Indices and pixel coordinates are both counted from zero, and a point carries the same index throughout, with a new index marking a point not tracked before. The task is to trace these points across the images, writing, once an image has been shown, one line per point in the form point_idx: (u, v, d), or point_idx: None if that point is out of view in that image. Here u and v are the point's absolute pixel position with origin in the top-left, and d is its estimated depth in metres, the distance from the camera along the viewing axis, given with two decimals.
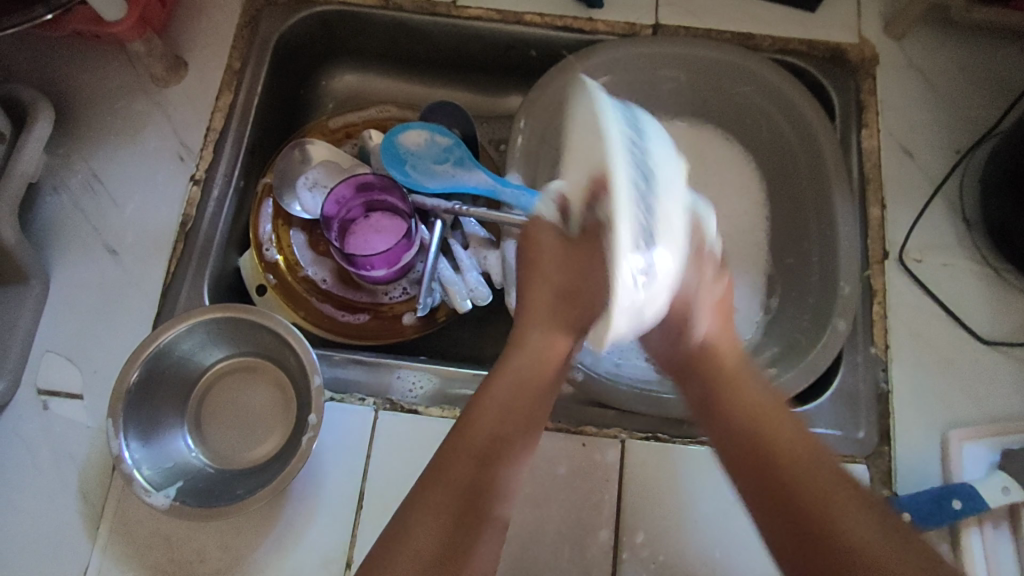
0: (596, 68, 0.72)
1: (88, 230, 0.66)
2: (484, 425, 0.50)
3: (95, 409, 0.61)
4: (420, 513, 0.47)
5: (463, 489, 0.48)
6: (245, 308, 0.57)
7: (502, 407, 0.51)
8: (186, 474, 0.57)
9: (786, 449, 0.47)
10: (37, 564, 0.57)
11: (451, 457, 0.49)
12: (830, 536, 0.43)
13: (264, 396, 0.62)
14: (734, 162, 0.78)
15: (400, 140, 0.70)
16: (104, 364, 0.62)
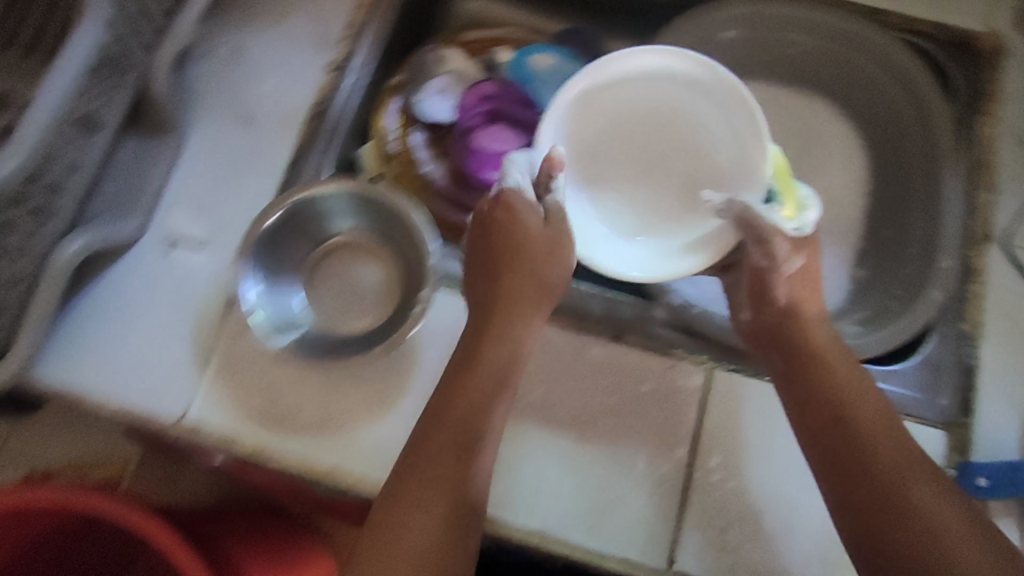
0: (727, 21, 0.74)
1: (227, 98, 0.69)
2: (454, 415, 0.53)
3: (216, 260, 0.64)
4: (405, 510, 0.49)
5: (436, 493, 0.50)
6: (382, 188, 0.61)
7: (463, 416, 0.53)
8: (296, 328, 0.61)
9: (860, 415, 0.54)
10: (147, 391, 0.61)
11: (418, 465, 0.51)
12: (914, 514, 0.49)
13: (373, 276, 0.66)
14: (841, 135, 0.79)
15: (530, 61, 0.71)
16: (229, 223, 0.66)
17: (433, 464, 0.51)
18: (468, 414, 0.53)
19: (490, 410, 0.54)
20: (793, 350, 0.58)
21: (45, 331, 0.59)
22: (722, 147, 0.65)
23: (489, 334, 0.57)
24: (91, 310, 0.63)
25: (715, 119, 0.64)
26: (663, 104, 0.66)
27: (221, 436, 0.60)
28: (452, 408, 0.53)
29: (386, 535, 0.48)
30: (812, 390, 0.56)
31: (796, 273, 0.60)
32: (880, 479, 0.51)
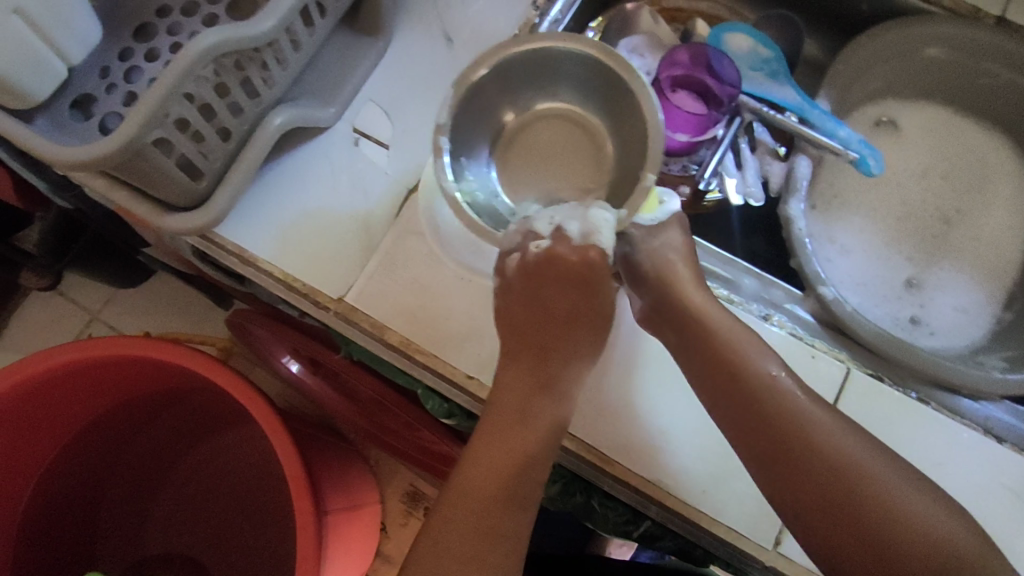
0: (926, 37, 0.74)
1: (433, 13, 0.72)
2: (499, 425, 0.59)
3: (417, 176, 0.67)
4: (464, 494, 0.58)
5: (492, 482, 0.58)
6: (614, 57, 0.58)
7: (517, 435, 0.58)
8: (491, 193, 0.64)
9: (820, 447, 0.54)
10: (311, 266, 0.64)
11: (479, 455, 0.59)
12: (884, 522, 0.53)
13: (578, 154, 0.67)
14: (1015, 177, 0.78)
15: (725, 40, 0.72)
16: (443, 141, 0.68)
17: (488, 457, 0.58)
18: (520, 414, 0.59)
19: (533, 414, 0.58)
20: (735, 367, 0.57)
21: (238, 188, 0.62)
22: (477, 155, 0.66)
23: (550, 355, 0.61)
24: (273, 181, 0.66)
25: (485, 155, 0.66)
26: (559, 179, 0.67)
27: (372, 324, 0.63)
28: (507, 406, 0.59)
29: (448, 512, 0.57)
30: (754, 410, 0.56)
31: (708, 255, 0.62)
32: (840, 503, 0.54)
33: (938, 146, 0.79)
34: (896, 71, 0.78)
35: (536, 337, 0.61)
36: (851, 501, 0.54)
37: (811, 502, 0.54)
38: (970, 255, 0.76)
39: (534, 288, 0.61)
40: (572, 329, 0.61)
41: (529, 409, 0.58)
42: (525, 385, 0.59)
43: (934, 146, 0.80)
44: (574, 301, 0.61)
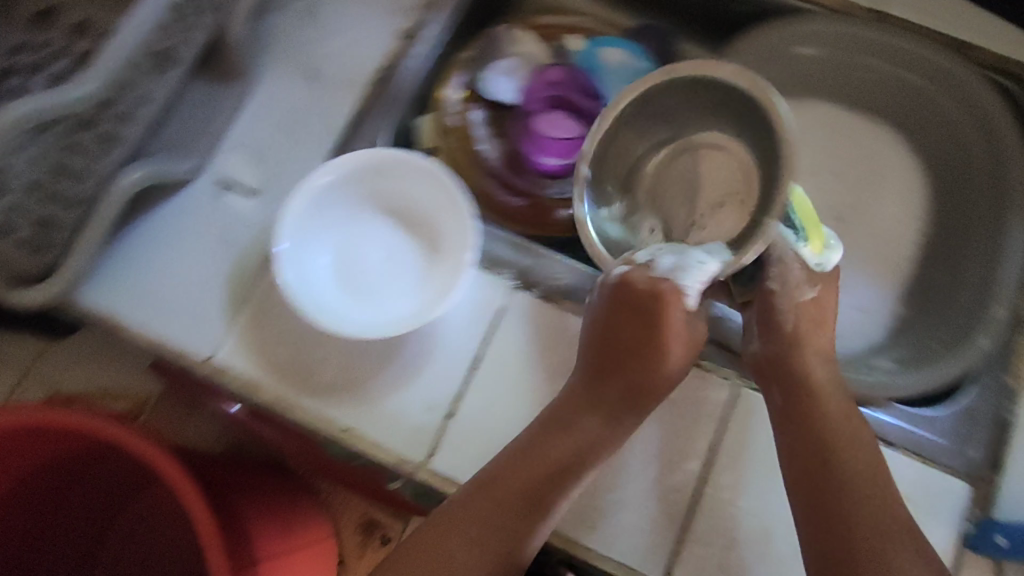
0: (806, 35, 0.73)
1: (296, 52, 0.70)
2: (531, 457, 0.58)
3: (287, 234, 0.60)
4: (467, 521, 0.56)
5: (504, 514, 0.57)
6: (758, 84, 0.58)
7: (546, 467, 0.57)
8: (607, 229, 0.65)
9: (837, 473, 0.56)
10: (181, 326, 0.62)
11: (497, 481, 0.57)
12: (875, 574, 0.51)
13: (716, 190, 0.68)
14: (906, 169, 0.77)
15: (598, 54, 0.71)
16: (331, 195, 0.63)
17: (507, 490, 0.57)
18: (559, 454, 0.58)
19: (576, 456, 0.58)
20: (800, 402, 0.59)
21: (93, 257, 0.60)
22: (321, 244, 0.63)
23: (606, 387, 0.60)
24: (137, 243, 0.64)
25: (323, 251, 0.63)
26: (428, 212, 0.64)
27: (245, 382, 0.61)
28: (560, 437, 0.58)
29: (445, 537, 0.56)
30: (800, 435, 0.57)
31: (806, 301, 0.63)
32: (843, 527, 0.54)
33: (828, 144, 0.79)
34: (781, 72, 0.76)
35: (615, 368, 0.60)
36: (856, 527, 0.53)
37: (813, 515, 0.55)
38: (864, 253, 0.75)
39: (618, 314, 0.60)
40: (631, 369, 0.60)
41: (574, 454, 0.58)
42: (578, 421, 0.59)
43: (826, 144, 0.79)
44: (649, 339, 0.60)
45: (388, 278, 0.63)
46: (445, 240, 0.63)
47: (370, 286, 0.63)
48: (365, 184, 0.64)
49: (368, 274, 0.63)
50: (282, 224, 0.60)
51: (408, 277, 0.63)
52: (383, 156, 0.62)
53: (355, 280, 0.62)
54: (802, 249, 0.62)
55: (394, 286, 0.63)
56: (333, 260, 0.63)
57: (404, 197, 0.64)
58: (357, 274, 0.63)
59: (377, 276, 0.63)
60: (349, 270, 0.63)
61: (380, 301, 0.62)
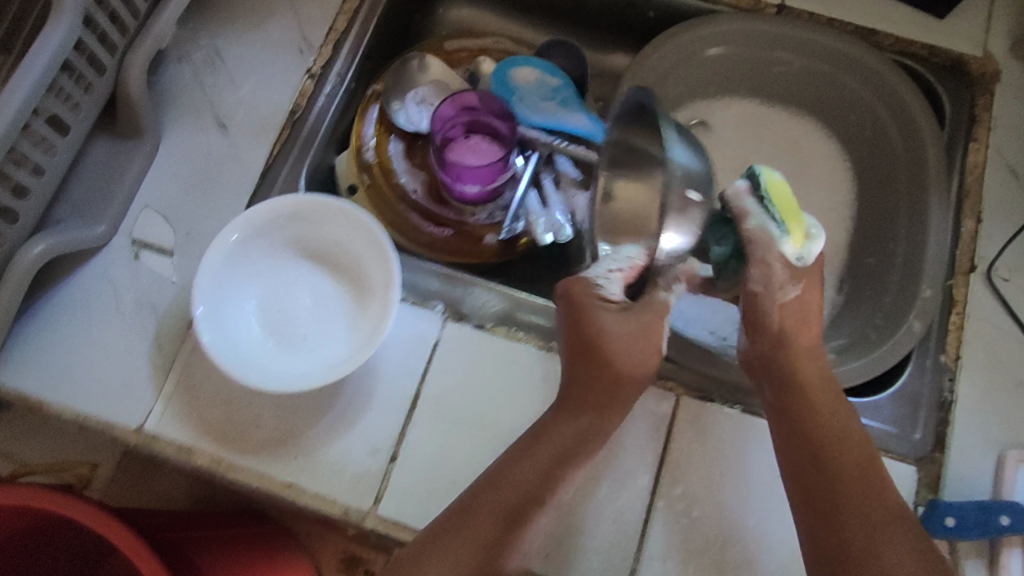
0: (711, 37, 0.73)
1: (203, 103, 0.69)
2: (508, 482, 0.52)
3: (202, 297, 0.58)
4: (439, 552, 0.50)
5: (478, 545, 0.51)
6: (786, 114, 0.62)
7: (525, 490, 0.52)
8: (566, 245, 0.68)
9: (843, 477, 0.52)
10: (106, 398, 0.60)
11: (474, 507, 0.52)
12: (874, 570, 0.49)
13: None
14: (828, 159, 0.78)
15: (511, 75, 0.70)
16: (244, 250, 0.61)
17: (486, 518, 0.51)
18: (541, 477, 0.53)
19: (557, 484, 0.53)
20: (788, 393, 0.55)
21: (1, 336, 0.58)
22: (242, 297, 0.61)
23: (584, 396, 0.55)
24: (51, 316, 0.62)
25: (246, 303, 0.61)
26: (347, 252, 0.63)
27: (178, 448, 0.59)
28: (536, 457, 0.53)
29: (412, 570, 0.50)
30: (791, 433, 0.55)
31: (791, 300, 0.56)
32: (840, 524, 0.51)
33: (750, 140, 0.79)
34: (694, 75, 0.77)
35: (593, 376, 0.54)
36: (853, 525, 0.50)
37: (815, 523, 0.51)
38: None
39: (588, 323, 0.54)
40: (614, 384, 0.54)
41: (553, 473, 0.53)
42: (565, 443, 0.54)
43: (749, 139, 0.79)
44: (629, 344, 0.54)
45: (315, 323, 0.62)
46: (368, 278, 0.62)
47: (297, 334, 0.62)
48: (280, 231, 0.62)
49: (293, 322, 0.62)
50: (199, 287, 0.57)
51: (336, 319, 0.62)
52: (290, 203, 0.61)
53: (281, 330, 0.61)
54: (785, 245, 0.55)
55: (321, 331, 0.62)
56: (257, 312, 0.61)
57: (320, 241, 0.63)
58: (282, 324, 0.62)
59: (303, 323, 0.62)
60: (275, 320, 0.62)
61: (314, 347, 0.61)
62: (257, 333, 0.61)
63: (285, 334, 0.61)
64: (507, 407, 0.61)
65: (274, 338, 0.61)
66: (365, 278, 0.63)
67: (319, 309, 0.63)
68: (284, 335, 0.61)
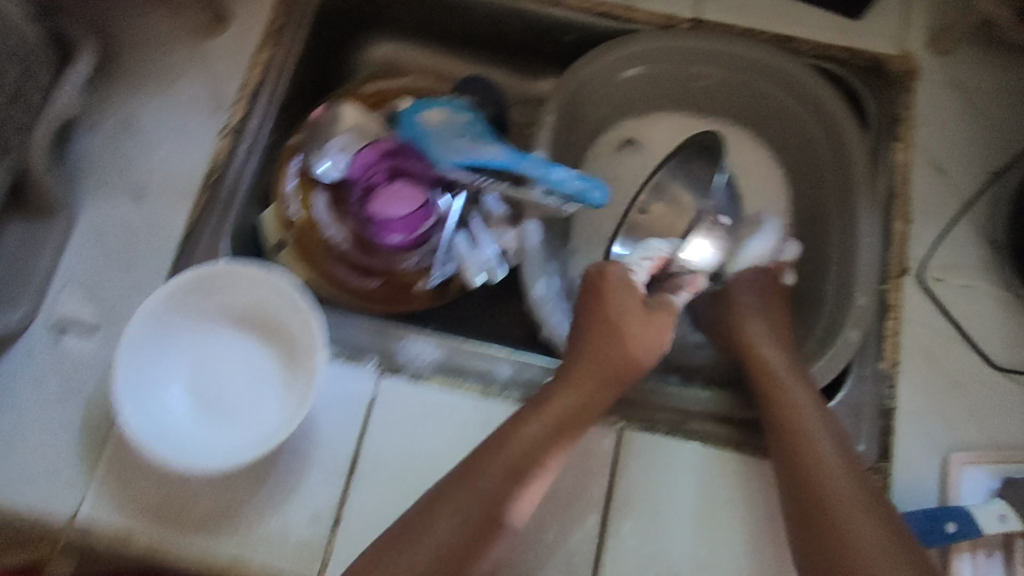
0: (629, 58, 0.73)
1: (118, 172, 0.67)
2: (509, 450, 0.55)
3: (126, 381, 0.57)
4: (444, 508, 0.52)
5: (481, 500, 0.52)
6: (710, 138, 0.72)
7: (519, 459, 0.54)
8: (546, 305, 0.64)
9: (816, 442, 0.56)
10: (36, 489, 0.58)
11: (478, 466, 0.54)
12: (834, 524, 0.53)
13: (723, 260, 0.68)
14: (761, 166, 0.77)
15: (420, 119, 0.68)
16: (164, 326, 0.60)
17: (490, 474, 0.54)
18: (534, 453, 0.55)
19: (560, 448, 0.56)
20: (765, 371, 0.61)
21: None
22: (170, 372, 0.60)
23: (578, 373, 0.58)
24: None
25: (173, 379, 0.60)
26: (272, 314, 0.62)
27: (114, 533, 0.58)
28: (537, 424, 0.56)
29: (416, 526, 0.52)
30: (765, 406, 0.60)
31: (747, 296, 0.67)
32: (811, 485, 0.55)
33: None
34: (618, 97, 0.76)
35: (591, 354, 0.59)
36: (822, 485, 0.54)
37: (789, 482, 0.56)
38: None
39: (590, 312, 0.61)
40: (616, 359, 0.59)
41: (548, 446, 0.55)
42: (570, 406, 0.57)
43: None
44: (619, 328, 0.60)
45: (246, 391, 0.61)
46: (295, 340, 0.61)
47: (229, 405, 0.60)
48: (200, 301, 0.61)
49: (223, 394, 0.61)
50: (118, 374, 0.56)
51: (266, 386, 0.61)
52: (207, 273, 0.60)
53: (212, 403, 0.60)
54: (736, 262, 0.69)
55: (252, 399, 0.61)
56: (187, 386, 0.60)
57: (243, 306, 0.62)
58: (212, 396, 0.61)
59: (233, 394, 0.61)
60: (205, 393, 0.61)
61: (247, 416, 0.60)
62: (188, 408, 0.60)
63: (216, 407, 0.60)
64: (448, 459, 0.60)
65: (204, 412, 0.60)
66: (292, 341, 0.62)
67: (248, 378, 0.61)
68: (215, 408, 0.60)
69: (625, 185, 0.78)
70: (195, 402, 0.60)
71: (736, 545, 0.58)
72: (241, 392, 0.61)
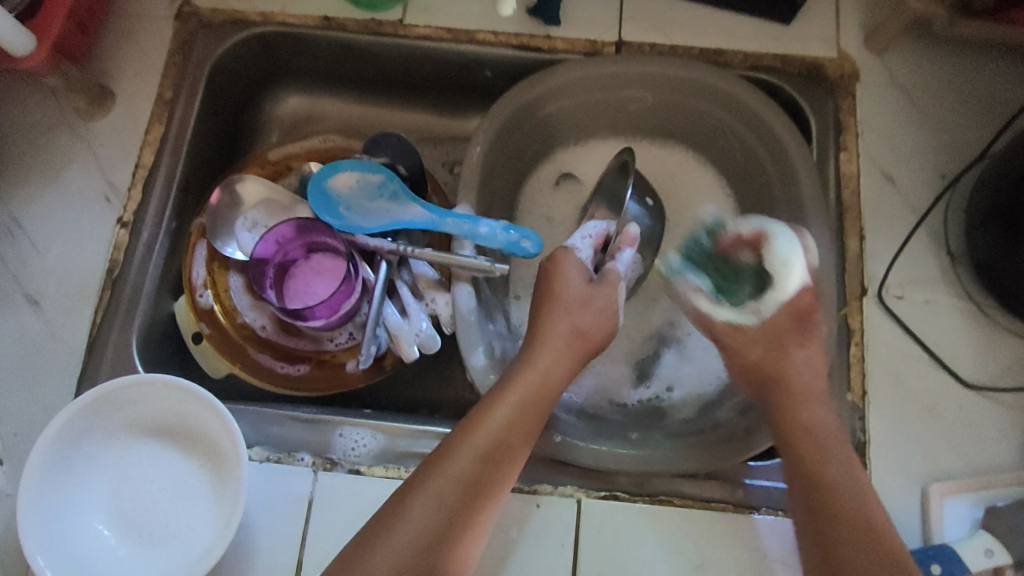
0: (554, 90, 0.66)
1: (9, 279, 0.62)
2: (477, 438, 0.49)
3: (32, 526, 0.51)
4: (419, 496, 0.47)
5: (461, 483, 0.47)
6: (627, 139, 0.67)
7: (486, 447, 0.49)
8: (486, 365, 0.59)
9: (804, 433, 0.52)
10: None
11: (443, 458, 0.48)
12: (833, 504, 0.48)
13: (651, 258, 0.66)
14: (708, 187, 0.72)
15: (330, 185, 0.64)
16: (72, 452, 0.54)
17: (473, 451, 0.49)
18: (501, 443, 0.49)
19: (527, 434, 0.50)
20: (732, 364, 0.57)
21: None
22: (84, 503, 0.54)
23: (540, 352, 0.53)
24: None
25: (89, 510, 0.55)
26: (189, 420, 0.56)
27: None
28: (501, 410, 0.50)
29: (392, 516, 0.46)
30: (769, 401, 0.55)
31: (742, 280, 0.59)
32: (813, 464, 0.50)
33: None
34: (548, 131, 0.70)
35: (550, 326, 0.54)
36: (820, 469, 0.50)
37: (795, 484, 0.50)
38: None
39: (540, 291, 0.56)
40: (594, 330, 0.55)
41: (514, 435, 0.50)
42: (550, 381, 0.52)
43: None
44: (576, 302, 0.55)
45: (172, 507, 0.56)
46: (216, 443, 0.56)
47: (155, 527, 0.55)
48: (106, 418, 0.56)
49: (147, 515, 0.55)
50: (24, 519, 0.51)
51: (194, 498, 0.56)
52: (109, 389, 0.54)
53: (135, 527, 0.55)
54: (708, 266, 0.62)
55: (180, 516, 0.55)
56: (106, 513, 0.55)
57: (157, 414, 0.57)
58: (136, 520, 0.55)
59: (158, 513, 0.56)
60: (127, 518, 0.55)
61: (179, 534, 0.55)
62: (109, 539, 0.54)
63: (140, 532, 0.55)
64: None
65: (128, 539, 0.55)
66: (213, 445, 0.56)
67: (173, 493, 0.56)
68: (139, 534, 0.55)
69: (568, 225, 0.72)
70: (117, 530, 0.55)
71: None
72: (165, 510, 0.56)
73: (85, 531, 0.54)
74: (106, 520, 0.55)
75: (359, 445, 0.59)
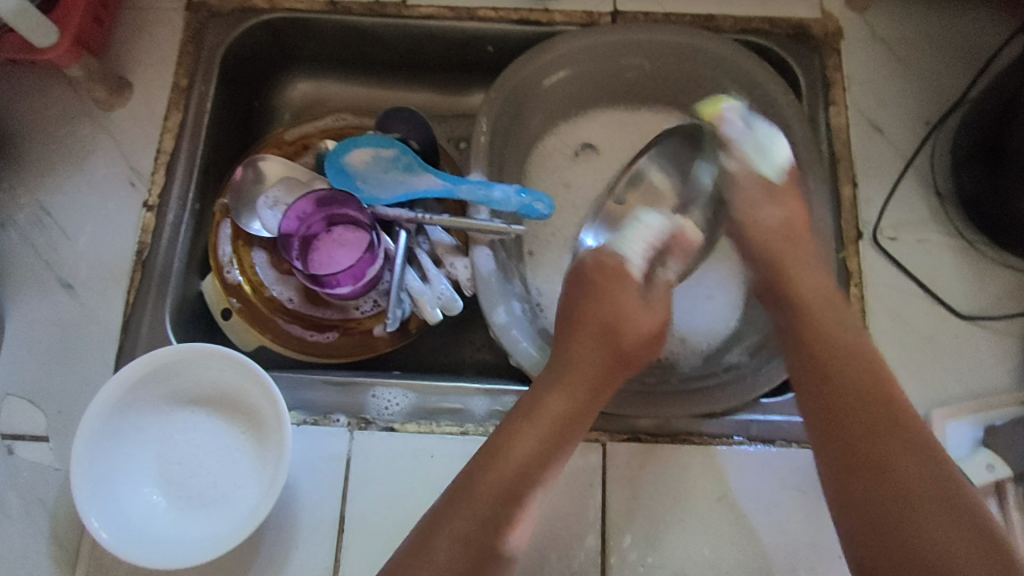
0: (556, 61, 0.69)
1: (41, 266, 0.64)
2: (503, 459, 0.51)
3: (85, 490, 0.53)
4: (446, 530, 0.48)
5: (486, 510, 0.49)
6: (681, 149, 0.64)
7: (512, 465, 0.51)
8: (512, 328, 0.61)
9: (854, 397, 0.50)
10: None
11: (470, 484, 0.50)
12: (887, 482, 0.47)
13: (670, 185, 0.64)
14: None
15: (347, 160, 0.67)
16: (120, 425, 0.57)
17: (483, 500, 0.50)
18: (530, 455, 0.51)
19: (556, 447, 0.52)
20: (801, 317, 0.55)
21: None
22: (132, 470, 0.57)
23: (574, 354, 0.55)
24: None
25: (136, 477, 0.57)
26: (230, 388, 0.59)
27: None
28: (529, 429, 0.52)
29: (428, 544, 0.48)
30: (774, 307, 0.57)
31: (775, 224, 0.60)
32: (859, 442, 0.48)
33: (625, 148, 0.76)
34: (551, 103, 0.73)
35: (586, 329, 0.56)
36: (872, 447, 0.48)
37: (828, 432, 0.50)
38: None
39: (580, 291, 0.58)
40: (623, 329, 0.56)
41: (541, 451, 0.52)
42: (591, 376, 0.55)
43: (622, 147, 0.76)
44: (606, 311, 0.56)
45: (217, 474, 0.58)
46: (257, 410, 0.59)
47: (201, 492, 0.57)
48: (150, 390, 0.58)
49: (193, 482, 0.58)
50: (78, 486, 0.53)
51: (238, 465, 0.58)
52: (153, 360, 0.57)
53: (182, 493, 0.57)
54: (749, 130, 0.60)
55: (225, 482, 0.58)
56: (153, 480, 0.57)
57: (197, 385, 0.60)
58: (182, 485, 0.58)
59: (204, 479, 0.58)
60: (175, 485, 0.57)
61: (226, 497, 0.57)
62: (159, 504, 0.56)
63: (187, 497, 0.57)
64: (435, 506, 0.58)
65: (176, 504, 0.57)
66: (254, 411, 0.59)
67: (217, 461, 0.59)
68: (186, 499, 0.57)
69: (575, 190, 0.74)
70: (165, 496, 0.57)
71: (740, 538, 0.57)
72: (210, 475, 0.58)
73: (134, 496, 0.56)
74: (155, 487, 0.57)
75: (392, 405, 0.62)
